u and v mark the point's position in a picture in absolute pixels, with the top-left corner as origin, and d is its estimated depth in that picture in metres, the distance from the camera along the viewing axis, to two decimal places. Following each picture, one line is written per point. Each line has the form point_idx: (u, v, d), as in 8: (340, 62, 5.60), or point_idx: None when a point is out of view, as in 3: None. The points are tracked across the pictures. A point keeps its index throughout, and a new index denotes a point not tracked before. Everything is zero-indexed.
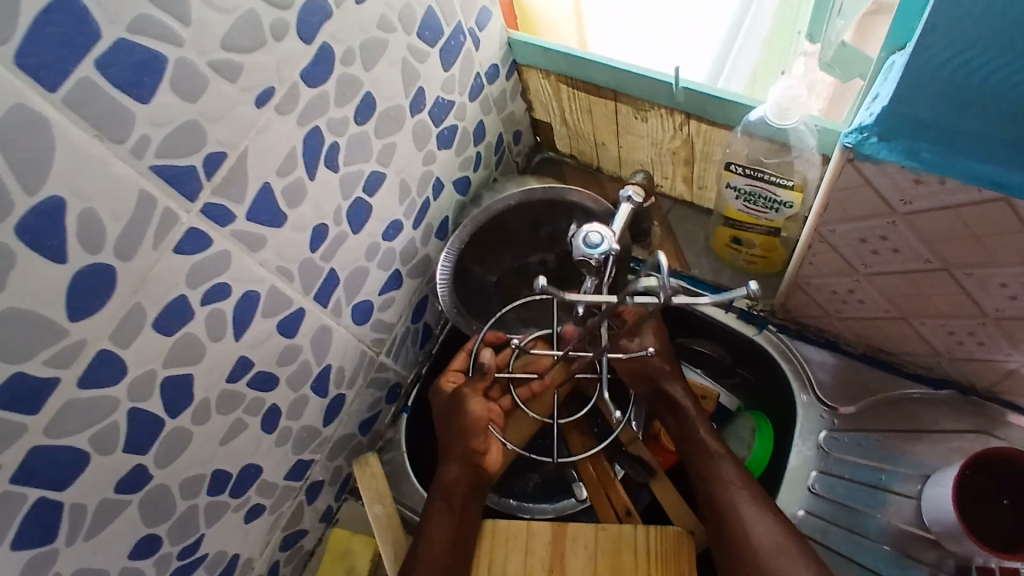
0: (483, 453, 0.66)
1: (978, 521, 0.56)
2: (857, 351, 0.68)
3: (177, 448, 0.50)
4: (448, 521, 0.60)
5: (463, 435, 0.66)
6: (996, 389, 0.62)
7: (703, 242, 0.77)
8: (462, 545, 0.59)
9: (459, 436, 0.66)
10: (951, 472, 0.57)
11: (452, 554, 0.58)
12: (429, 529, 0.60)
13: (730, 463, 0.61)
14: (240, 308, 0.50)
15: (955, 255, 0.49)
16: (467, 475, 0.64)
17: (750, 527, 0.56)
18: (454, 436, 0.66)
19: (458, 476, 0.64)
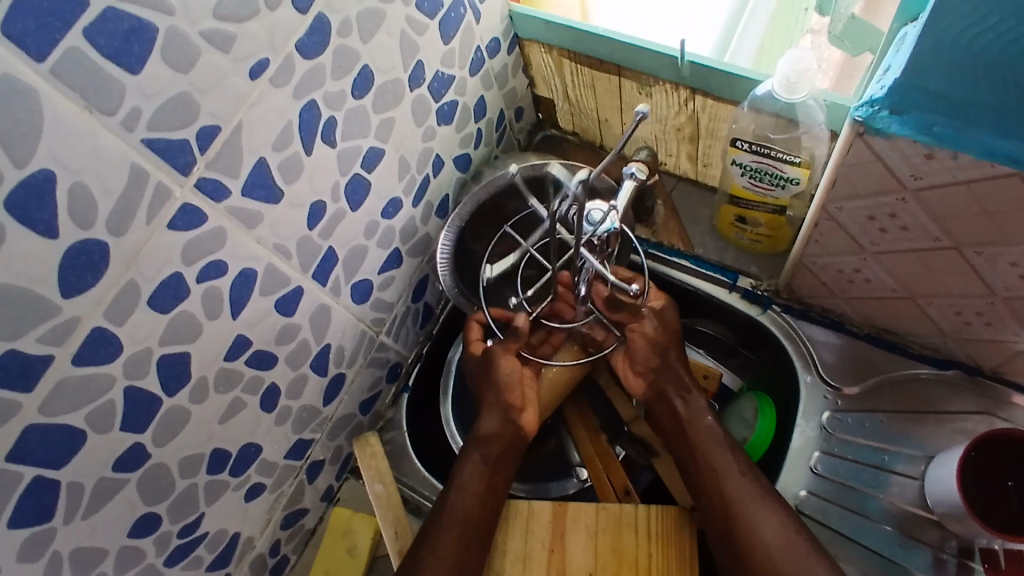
0: (519, 410, 0.65)
1: (983, 503, 0.55)
2: (862, 331, 0.67)
3: (174, 428, 0.50)
4: (481, 475, 0.60)
5: (497, 388, 0.65)
6: (1002, 369, 0.61)
7: (705, 220, 0.76)
8: (496, 499, 0.59)
9: (494, 386, 0.66)
10: (956, 453, 0.56)
11: (484, 508, 0.58)
12: (464, 478, 0.60)
13: (730, 455, 0.59)
14: (236, 287, 0.50)
15: (966, 234, 0.48)
16: (504, 431, 0.64)
17: (757, 524, 0.55)
18: (490, 388, 0.66)
19: (496, 430, 0.64)
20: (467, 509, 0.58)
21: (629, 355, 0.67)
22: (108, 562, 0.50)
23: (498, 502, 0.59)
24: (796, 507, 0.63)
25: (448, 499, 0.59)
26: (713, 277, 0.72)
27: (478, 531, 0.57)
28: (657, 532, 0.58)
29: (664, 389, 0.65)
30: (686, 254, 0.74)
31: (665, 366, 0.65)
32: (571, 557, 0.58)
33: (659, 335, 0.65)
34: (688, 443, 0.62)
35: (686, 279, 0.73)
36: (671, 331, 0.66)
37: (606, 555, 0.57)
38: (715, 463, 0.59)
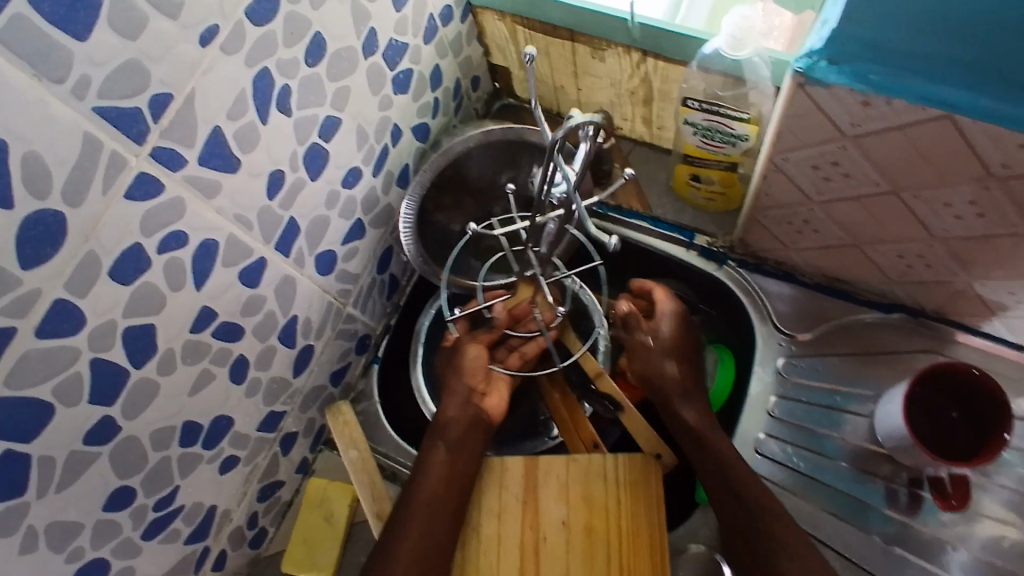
0: (482, 393, 0.67)
1: (930, 434, 0.58)
2: (813, 281, 0.69)
3: (144, 399, 0.50)
4: (443, 458, 0.61)
5: (461, 375, 0.67)
6: (946, 309, 0.64)
7: (663, 182, 0.77)
8: (463, 481, 0.60)
9: (460, 375, 0.67)
10: (902, 387, 0.59)
11: (451, 487, 0.59)
12: (427, 460, 0.61)
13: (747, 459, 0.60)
14: (198, 258, 0.50)
15: (906, 177, 0.50)
16: (466, 414, 0.65)
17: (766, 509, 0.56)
18: (454, 376, 0.67)
19: (457, 414, 0.65)
20: (433, 491, 0.59)
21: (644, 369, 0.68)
22: (83, 537, 0.49)
23: (465, 481, 0.60)
24: (755, 449, 0.67)
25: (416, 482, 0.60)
26: (670, 237, 0.74)
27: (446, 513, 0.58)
28: (623, 480, 0.60)
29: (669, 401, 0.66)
30: (643, 215, 0.75)
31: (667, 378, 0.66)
32: (543, 493, 0.60)
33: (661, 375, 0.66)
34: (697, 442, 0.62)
35: (645, 239, 0.75)
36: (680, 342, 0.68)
37: (576, 504, 0.60)
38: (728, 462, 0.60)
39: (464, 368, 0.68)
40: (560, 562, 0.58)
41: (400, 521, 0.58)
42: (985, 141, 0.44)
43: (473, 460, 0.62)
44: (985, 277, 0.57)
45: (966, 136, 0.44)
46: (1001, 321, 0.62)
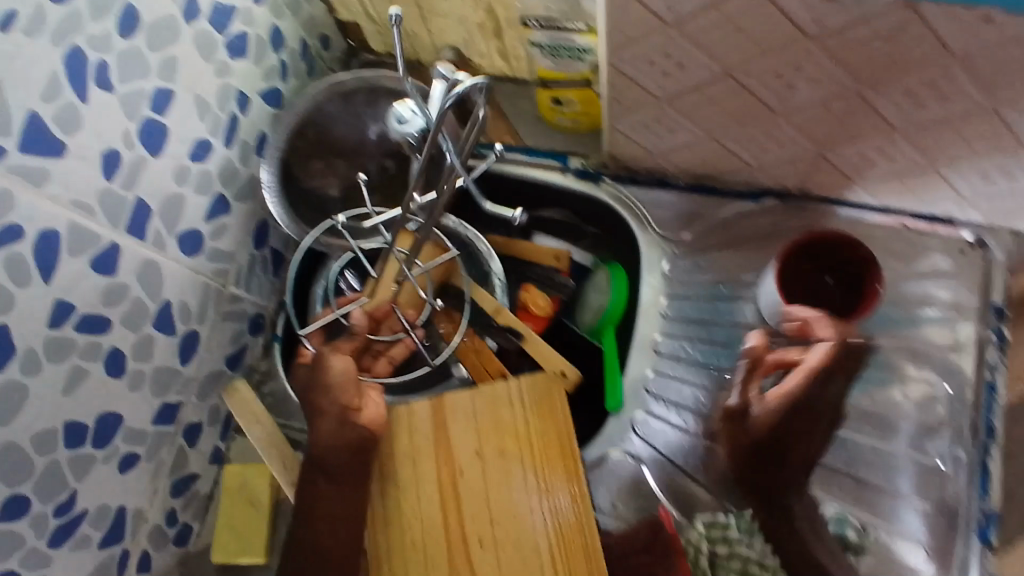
0: (357, 409, 0.60)
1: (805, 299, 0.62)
2: (684, 183, 0.72)
3: (14, 402, 0.47)
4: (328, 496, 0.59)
5: (330, 394, 0.61)
6: (809, 186, 0.67)
7: (532, 113, 0.76)
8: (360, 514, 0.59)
9: (328, 392, 0.61)
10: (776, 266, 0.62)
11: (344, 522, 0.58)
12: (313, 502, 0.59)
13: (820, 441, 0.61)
14: (40, 250, 0.47)
15: (735, 55, 0.52)
16: (344, 440, 0.59)
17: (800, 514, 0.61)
18: (321, 395, 0.61)
19: (333, 443, 0.59)
20: (328, 530, 0.58)
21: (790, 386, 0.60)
22: None
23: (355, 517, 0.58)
24: (654, 350, 0.70)
25: (307, 522, 0.59)
26: (544, 164, 0.74)
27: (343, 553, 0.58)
28: (529, 400, 0.62)
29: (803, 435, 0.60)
30: (518, 147, 0.75)
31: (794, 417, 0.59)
32: (454, 430, 0.61)
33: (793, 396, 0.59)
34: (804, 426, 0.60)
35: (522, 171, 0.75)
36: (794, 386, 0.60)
37: (487, 432, 0.61)
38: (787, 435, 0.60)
39: (332, 385, 0.61)
40: (479, 488, 0.59)
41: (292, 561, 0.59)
42: (794, 5, 0.46)
43: (362, 487, 0.59)
44: (835, 145, 0.60)
45: (776, 3, 0.46)
46: (859, 186, 0.65)
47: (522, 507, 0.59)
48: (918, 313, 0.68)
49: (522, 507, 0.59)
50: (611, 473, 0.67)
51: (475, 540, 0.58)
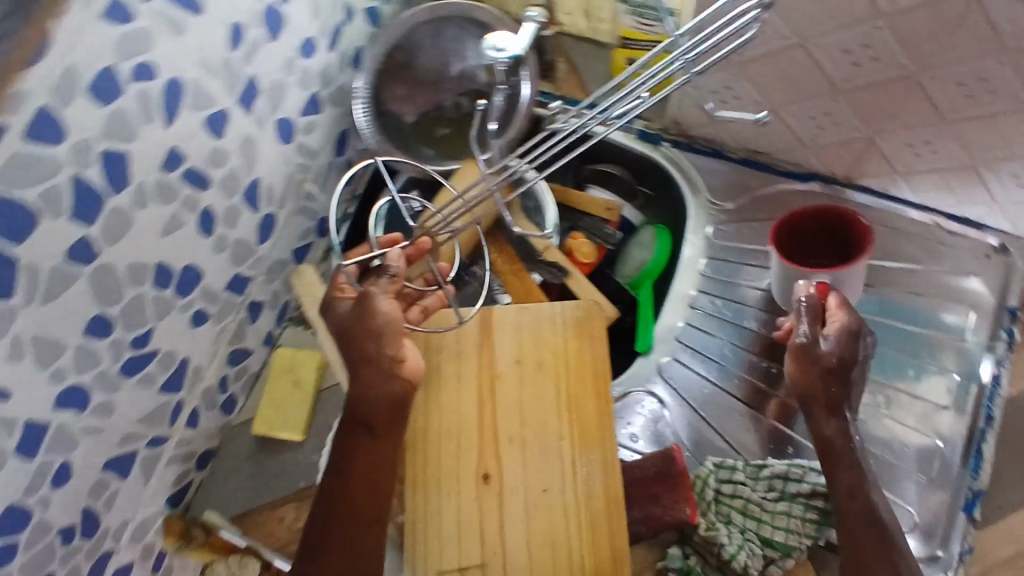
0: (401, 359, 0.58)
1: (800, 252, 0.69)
2: (738, 156, 0.77)
3: (123, 227, 0.52)
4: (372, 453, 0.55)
5: (379, 339, 0.56)
6: (853, 175, 0.72)
7: (602, 74, 0.81)
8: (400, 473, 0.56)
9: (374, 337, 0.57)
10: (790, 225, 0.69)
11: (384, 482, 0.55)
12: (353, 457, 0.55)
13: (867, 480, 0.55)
14: (168, 96, 0.52)
15: (808, 24, 0.57)
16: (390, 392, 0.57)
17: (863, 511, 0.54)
18: (368, 339, 0.56)
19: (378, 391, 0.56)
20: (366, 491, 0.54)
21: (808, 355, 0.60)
22: (66, 359, 0.52)
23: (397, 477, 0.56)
24: (690, 304, 0.76)
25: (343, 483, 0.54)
26: (574, 111, 0.78)
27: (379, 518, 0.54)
28: (570, 322, 0.67)
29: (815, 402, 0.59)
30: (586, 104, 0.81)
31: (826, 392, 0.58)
32: (497, 337, 0.66)
33: (844, 353, 0.57)
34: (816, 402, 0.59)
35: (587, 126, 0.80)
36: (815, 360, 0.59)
37: (529, 345, 0.66)
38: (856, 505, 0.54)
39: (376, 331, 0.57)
40: (514, 391, 0.65)
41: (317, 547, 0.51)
42: None
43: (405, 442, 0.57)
44: (885, 131, 0.64)
45: None
46: (902, 179, 0.69)
47: (550, 413, 0.64)
48: (937, 310, 0.72)
49: (551, 414, 0.64)
50: (628, 407, 0.73)
51: (505, 437, 0.63)
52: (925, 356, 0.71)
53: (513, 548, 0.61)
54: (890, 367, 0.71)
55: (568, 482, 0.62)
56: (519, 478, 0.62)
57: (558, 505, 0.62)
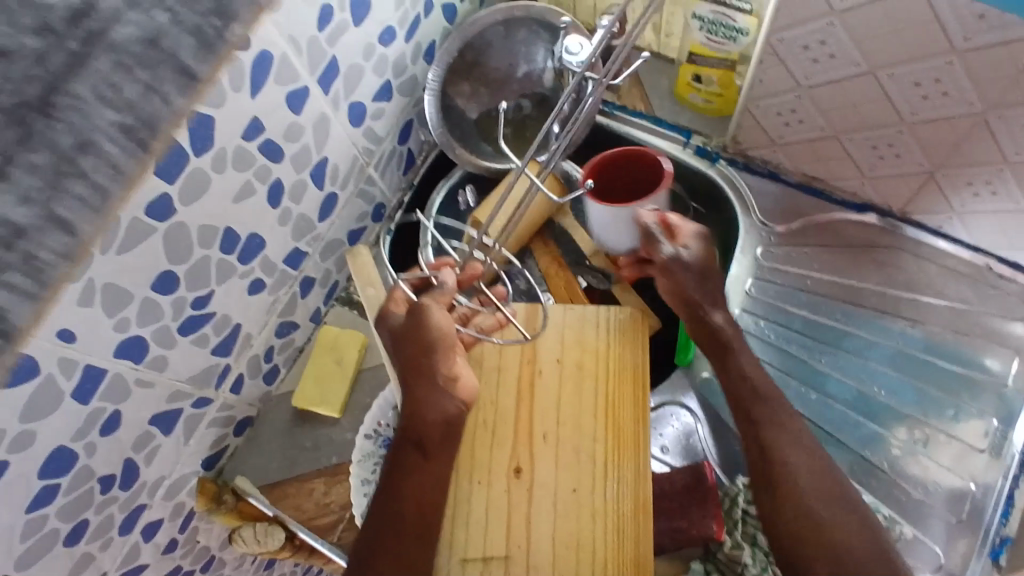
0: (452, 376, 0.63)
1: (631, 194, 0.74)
2: (795, 180, 0.77)
3: (198, 189, 0.54)
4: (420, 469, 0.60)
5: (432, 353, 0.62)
6: (908, 210, 0.72)
7: (665, 88, 0.84)
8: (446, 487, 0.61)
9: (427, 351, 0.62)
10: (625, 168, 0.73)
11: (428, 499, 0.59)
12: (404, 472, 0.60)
13: (795, 445, 0.59)
14: (255, 68, 0.54)
15: (881, 54, 0.57)
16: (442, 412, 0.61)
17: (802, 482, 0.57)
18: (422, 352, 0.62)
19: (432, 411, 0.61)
20: (415, 501, 0.59)
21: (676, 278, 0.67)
22: (131, 310, 0.53)
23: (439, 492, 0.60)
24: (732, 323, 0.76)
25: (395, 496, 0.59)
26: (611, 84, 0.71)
27: (424, 525, 0.58)
28: (615, 327, 0.67)
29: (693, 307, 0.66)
30: (647, 115, 0.82)
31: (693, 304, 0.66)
32: (542, 337, 0.67)
33: (705, 262, 0.66)
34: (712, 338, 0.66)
35: (645, 138, 0.82)
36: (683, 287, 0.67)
37: (571, 346, 0.67)
38: (772, 451, 0.59)
39: (430, 342, 0.62)
40: (554, 390, 0.65)
41: (369, 550, 0.58)
42: (949, 15, 0.51)
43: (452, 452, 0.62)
44: (948, 168, 0.63)
45: (933, 8, 0.51)
46: (960, 221, 0.68)
47: (587, 415, 0.64)
48: (977, 351, 0.69)
49: (588, 416, 0.64)
50: (662, 418, 0.74)
51: (540, 434, 0.64)
52: (964, 397, 0.69)
53: (538, 543, 0.60)
54: (929, 403, 0.69)
55: (599, 485, 0.62)
56: (550, 475, 0.62)
57: (587, 504, 0.61)
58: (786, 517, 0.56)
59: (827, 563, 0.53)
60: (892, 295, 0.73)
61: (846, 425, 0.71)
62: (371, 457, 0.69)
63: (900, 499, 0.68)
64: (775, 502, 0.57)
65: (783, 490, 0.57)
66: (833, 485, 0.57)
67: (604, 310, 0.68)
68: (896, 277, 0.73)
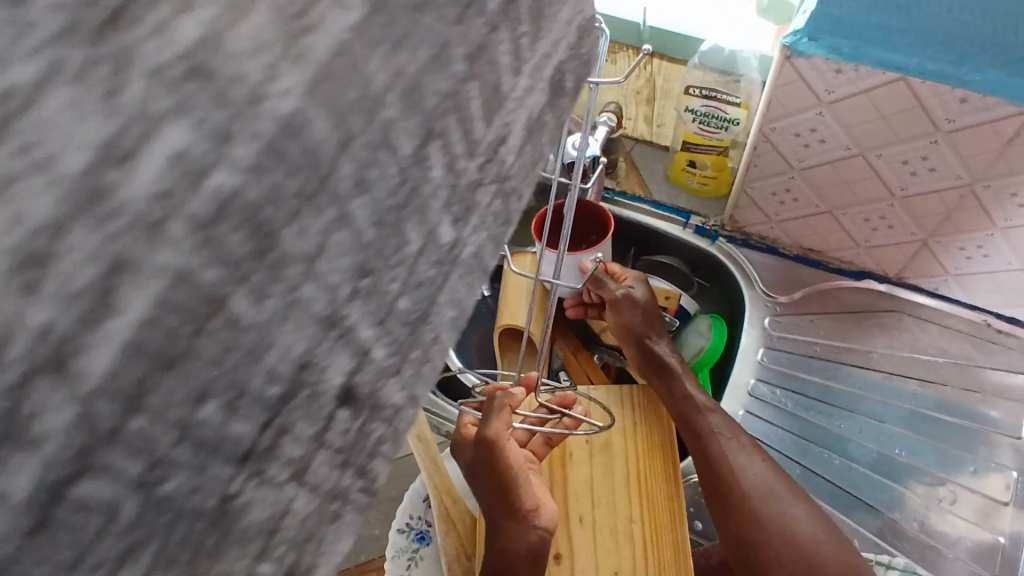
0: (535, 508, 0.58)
1: (577, 240, 0.75)
2: (793, 253, 0.81)
3: None
4: None
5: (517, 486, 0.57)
6: (905, 274, 0.76)
7: (662, 173, 0.89)
8: None
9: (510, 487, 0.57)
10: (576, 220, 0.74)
11: None
12: None
13: (745, 455, 0.65)
14: None
15: (872, 137, 0.62)
16: (528, 543, 0.57)
17: (786, 510, 0.62)
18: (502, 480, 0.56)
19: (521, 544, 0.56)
20: None
21: (618, 317, 0.73)
22: None
23: None
24: (748, 392, 0.78)
25: None
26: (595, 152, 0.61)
27: None
28: (640, 401, 0.69)
29: (636, 333, 0.73)
30: (646, 199, 0.87)
31: (638, 342, 0.73)
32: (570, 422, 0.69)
33: (647, 300, 0.74)
34: (664, 370, 0.70)
35: (644, 220, 0.86)
36: (628, 330, 0.73)
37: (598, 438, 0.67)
38: (717, 465, 0.65)
39: (506, 474, 0.56)
40: (585, 472, 0.66)
41: None
42: (932, 101, 0.56)
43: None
44: (941, 235, 0.68)
45: (915, 95, 0.56)
46: (956, 283, 0.73)
47: (622, 495, 0.65)
48: (983, 405, 0.73)
49: (622, 495, 0.65)
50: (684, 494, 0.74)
51: (576, 517, 0.64)
52: (981, 452, 0.71)
53: None
54: (949, 461, 0.71)
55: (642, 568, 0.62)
56: (589, 560, 0.62)
57: None
58: (740, 527, 0.62)
59: (774, 563, 0.61)
60: (899, 355, 0.76)
61: (871, 486, 0.72)
62: (405, 552, 0.68)
63: (934, 559, 0.68)
64: (725, 509, 0.63)
65: (731, 503, 0.63)
66: (774, 489, 0.63)
67: (622, 401, 0.69)
68: (900, 340, 0.77)
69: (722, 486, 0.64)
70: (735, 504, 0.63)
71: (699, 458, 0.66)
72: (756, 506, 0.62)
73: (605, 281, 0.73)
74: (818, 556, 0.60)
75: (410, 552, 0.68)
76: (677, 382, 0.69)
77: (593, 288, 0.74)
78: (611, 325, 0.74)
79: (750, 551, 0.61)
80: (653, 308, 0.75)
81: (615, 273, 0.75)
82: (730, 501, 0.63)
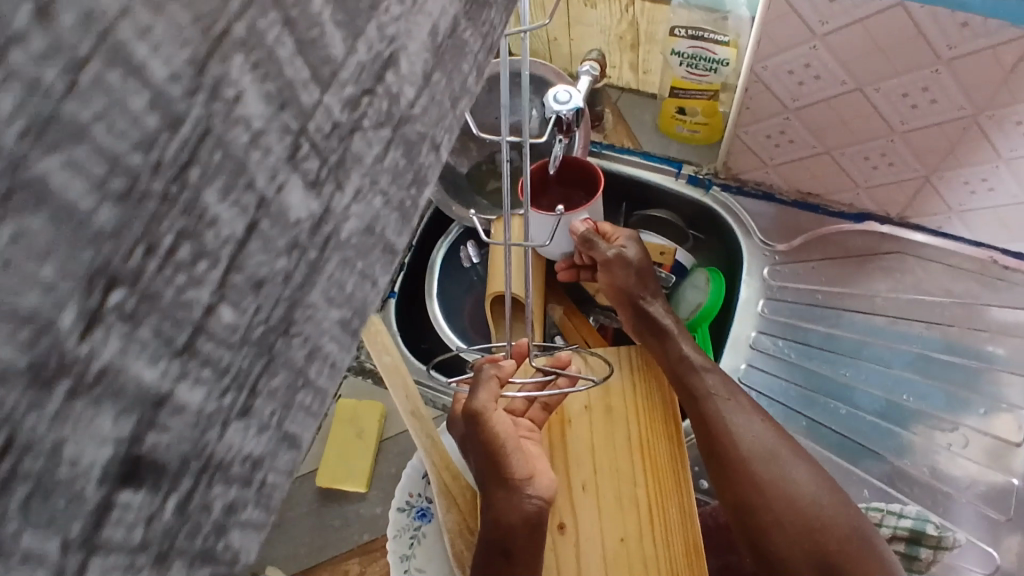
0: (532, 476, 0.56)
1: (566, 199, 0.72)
2: (790, 198, 0.78)
3: None
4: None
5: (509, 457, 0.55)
6: (907, 214, 0.73)
7: (651, 122, 0.85)
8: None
9: (505, 457, 0.55)
10: (562, 180, 0.71)
11: None
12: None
13: (744, 416, 0.63)
14: None
15: (869, 70, 0.58)
16: (526, 512, 0.55)
17: (788, 470, 0.60)
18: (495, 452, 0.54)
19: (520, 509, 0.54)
20: None
21: (611, 277, 0.70)
22: None
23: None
24: (750, 345, 0.76)
25: None
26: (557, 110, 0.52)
27: None
28: (636, 362, 0.67)
29: (629, 291, 0.70)
30: (636, 150, 0.83)
31: (631, 303, 0.70)
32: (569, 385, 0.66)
33: (640, 260, 0.70)
34: (659, 331, 0.68)
35: (634, 171, 0.83)
36: (621, 292, 0.70)
37: (598, 401, 0.65)
38: (715, 427, 0.62)
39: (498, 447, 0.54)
40: (585, 436, 0.64)
41: None
42: (932, 29, 0.52)
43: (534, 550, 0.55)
44: (942, 170, 0.65)
45: (915, 22, 0.52)
46: (960, 220, 0.69)
47: (623, 459, 0.63)
48: (989, 343, 0.70)
49: (624, 458, 0.63)
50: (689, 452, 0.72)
51: (578, 484, 0.62)
52: (988, 392, 0.69)
53: None
54: (957, 402, 0.69)
55: (647, 533, 0.60)
56: (594, 526, 0.61)
57: (635, 554, 0.60)
58: (741, 492, 0.60)
59: (775, 528, 0.59)
60: (903, 298, 0.73)
61: (878, 434, 0.70)
62: (406, 530, 0.67)
63: (947, 504, 0.67)
64: (725, 473, 0.61)
65: (728, 469, 0.61)
66: (775, 450, 0.61)
67: (620, 366, 0.66)
68: (904, 281, 0.74)
69: (721, 449, 0.62)
70: (736, 466, 0.61)
71: (697, 421, 0.63)
72: (755, 470, 0.60)
73: (595, 242, 0.68)
74: (821, 518, 0.58)
75: (412, 530, 0.67)
76: (671, 343, 0.66)
77: (581, 250, 0.70)
78: (603, 285, 0.71)
79: (751, 514, 0.60)
80: (647, 266, 0.71)
81: (604, 231, 0.70)
82: (730, 465, 0.61)
